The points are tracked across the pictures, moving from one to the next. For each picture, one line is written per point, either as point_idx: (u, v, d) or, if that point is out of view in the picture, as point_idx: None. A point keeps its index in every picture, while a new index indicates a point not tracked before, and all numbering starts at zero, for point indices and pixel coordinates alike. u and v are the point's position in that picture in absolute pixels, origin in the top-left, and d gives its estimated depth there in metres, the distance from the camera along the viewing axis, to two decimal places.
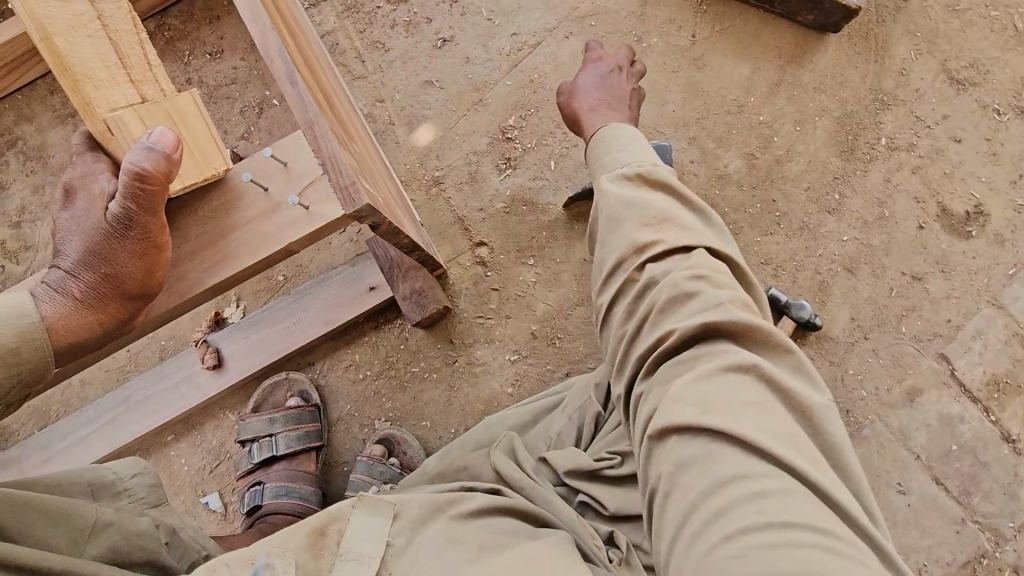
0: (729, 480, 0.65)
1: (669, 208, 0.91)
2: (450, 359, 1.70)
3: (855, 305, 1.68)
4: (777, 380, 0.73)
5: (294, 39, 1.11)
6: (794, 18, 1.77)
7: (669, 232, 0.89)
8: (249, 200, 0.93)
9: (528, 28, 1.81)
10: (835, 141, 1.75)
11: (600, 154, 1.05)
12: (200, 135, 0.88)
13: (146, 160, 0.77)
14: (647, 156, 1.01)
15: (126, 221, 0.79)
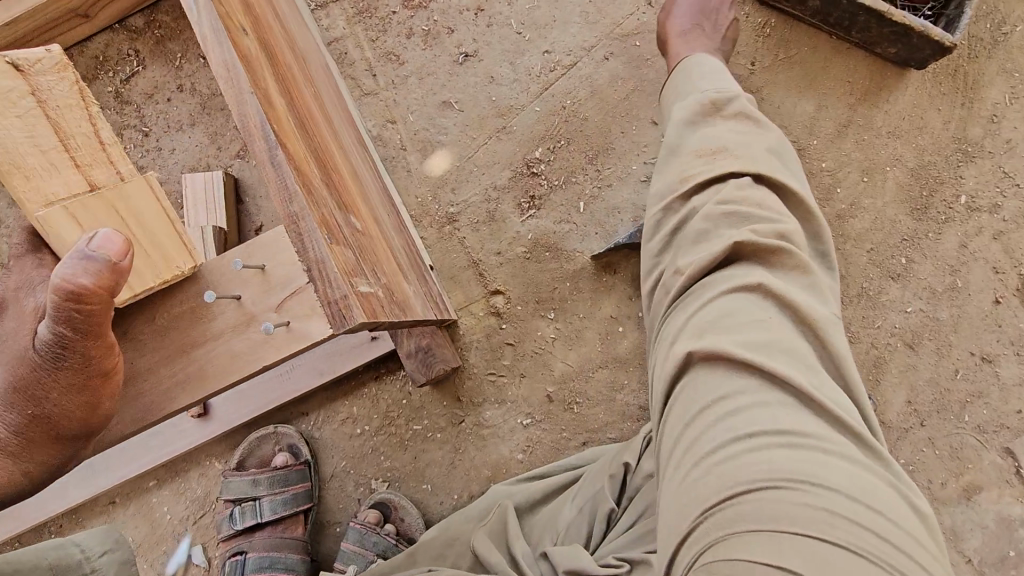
0: (722, 395, 0.78)
1: (727, 139, 1.01)
2: (456, 419, 1.55)
3: (913, 387, 1.49)
4: (783, 297, 0.84)
5: (283, 85, 0.92)
6: (872, 49, 1.52)
7: (721, 163, 0.98)
8: (219, 312, 0.78)
9: (562, 46, 1.59)
10: (907, 196, 1.53)
11: (674, 97, 1.18)
12: (159, 234, 0.72)
13: (84, 275, 0.62)
14: (723, 86, 1.11)
15: (60, 349, 0.65)
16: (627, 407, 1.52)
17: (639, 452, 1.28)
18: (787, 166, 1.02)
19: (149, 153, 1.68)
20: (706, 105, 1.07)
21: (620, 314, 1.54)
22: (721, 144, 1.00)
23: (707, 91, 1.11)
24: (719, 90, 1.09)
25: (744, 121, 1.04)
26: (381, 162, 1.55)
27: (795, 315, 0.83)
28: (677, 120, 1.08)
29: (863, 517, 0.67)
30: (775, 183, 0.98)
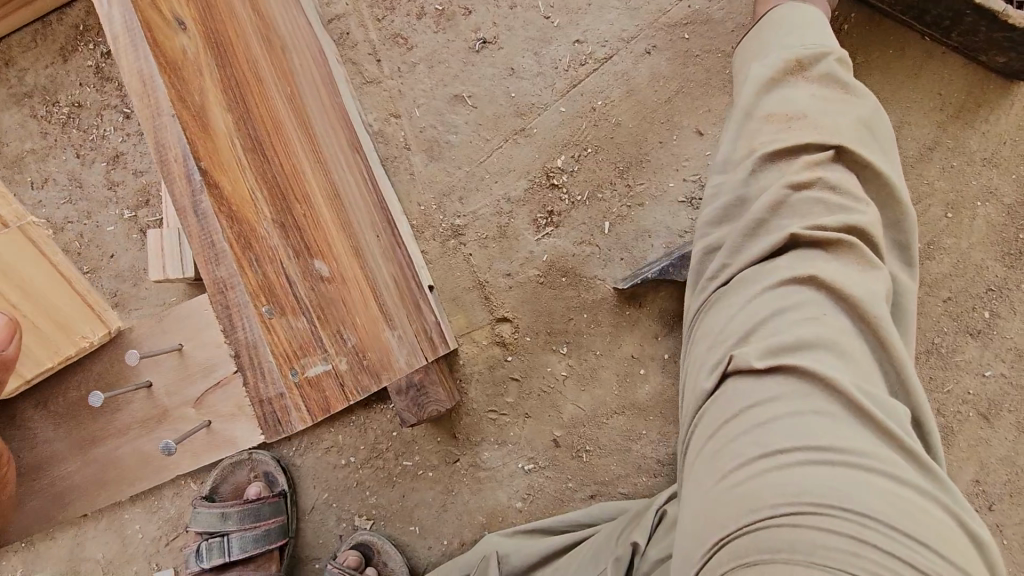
0: (755, 404, 0.70)
1: (811, 106, 0.83)
2: (450, 458, 1.39)
3: (983, 464, 1.28)
4: (839, 290, 0.73)
5: (229, 77, 0.74)
6: (976, 56, 1.25)
7: (796, 131, 0.82)
8: None
9: (597, 36, 1.36)
10: (999, 238, 1.28)
11: (757, 43, 0.95)
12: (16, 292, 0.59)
13: None
14: (820, 41, 0.89)
15: None
16: (644, 460, 1.35)
17: (650, 530, 1.06)
18: (877, 140, 0.85)
19: (128, 138, 1.50)
20: (791, 61, 0.87)
21: (643, 354, 1.34)
22: (805, 109, 0.83)
23: (803, 42, 0.89)
24: (812, 44, 0.88)
25: (834, 83, 0.86)
26: (380, 162, 1.35)
27: (855, 313, 0.73)
28: (755, 72, 0.89)
29: (910, 554, 0.57)
30: (861, 160, 0.82)
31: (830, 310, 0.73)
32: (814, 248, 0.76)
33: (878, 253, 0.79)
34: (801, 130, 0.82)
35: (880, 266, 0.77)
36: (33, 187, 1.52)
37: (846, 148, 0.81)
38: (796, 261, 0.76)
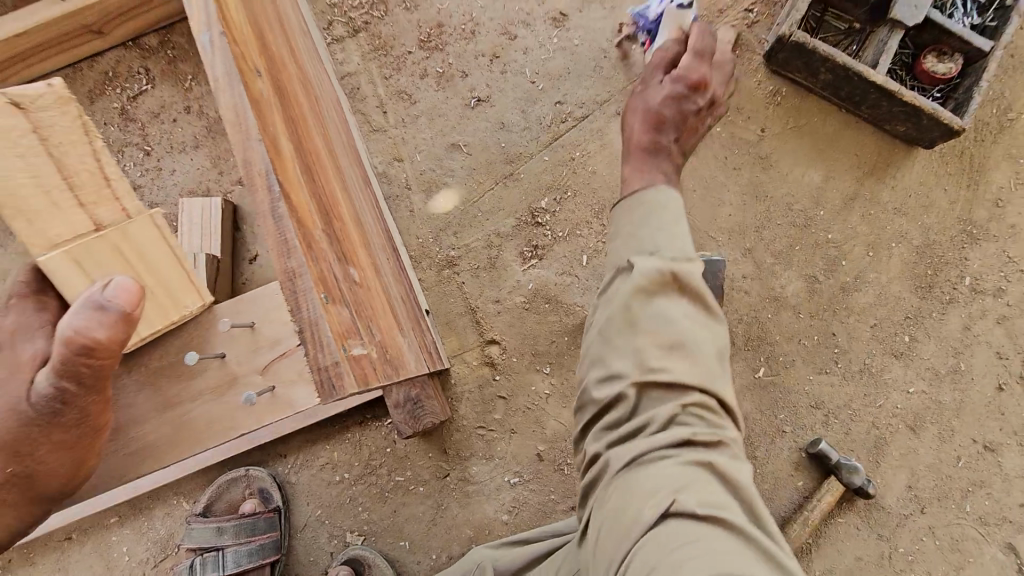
0: (675, 545, 0.62)
1: (688, 323, 0.72)
2: (441, 472, 1.48)
3: (913, 472, 1.45)
4: (727, 474, 0.68)
5: (287, 109, 0.90)
6: (883, 125, 1.53)
7: (675, 363, 0.71)
8: (201, 376, 0.79)
9: (576, 98, 1.59)
10: (912, 274, 1.51)
11: (629, 218, 0.78)
12: (163, 270, 0.70)
13: (99, 329, 0.58)
14: (689, 243, 0.76)
15: (55, 405, 0.60)
16: None
17: None
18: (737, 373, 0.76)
19: (146, 173, 1.62)
20: (664, 264, 0.72)
21: None
22: (681, 316, 0.73)
23: (676, 231, 0.76)
24: (679, 243, 0.75)
25: (706, 298, 0.74)
26: (384, 199, 1.51)
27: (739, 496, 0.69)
28: (620, 272, 0.75)
29: None
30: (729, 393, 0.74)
31: (723, 485, 0.68)
32: (700, 447, 0.69)
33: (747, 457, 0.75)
34: (674, 335, 0.71)
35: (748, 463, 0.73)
36: None
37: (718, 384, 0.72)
38: (687, 449, 0.69)
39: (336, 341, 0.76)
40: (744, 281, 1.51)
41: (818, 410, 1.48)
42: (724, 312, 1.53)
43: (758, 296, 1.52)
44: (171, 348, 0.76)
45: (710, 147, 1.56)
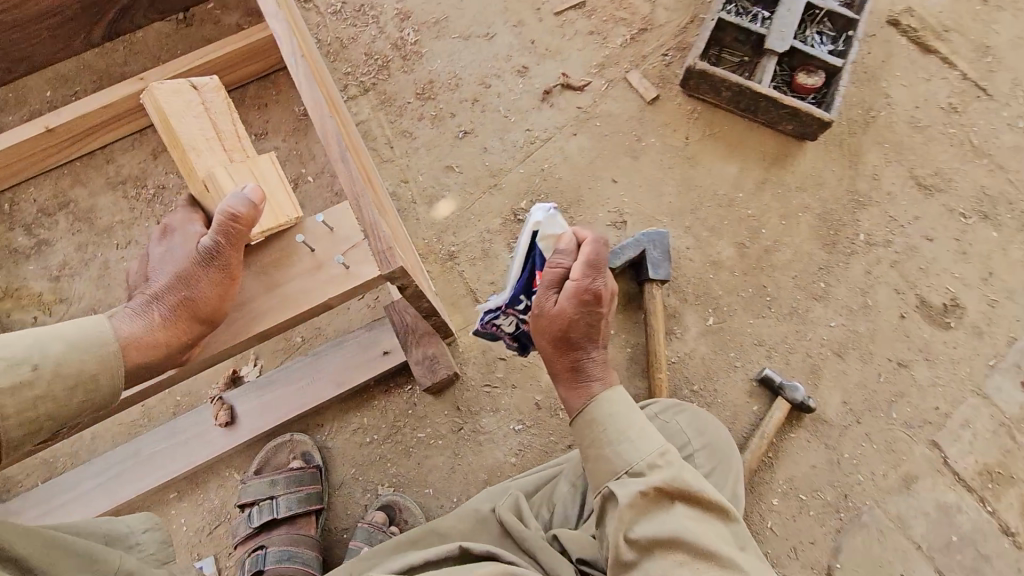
0: None
1: (683, 522, 1.02)
2: (456, 427, 1.74)
3: (845, 389, 1.75)
4: None
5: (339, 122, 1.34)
6: (776, 127, 2.00)
7: (687, 555, 0.99)
8: (297, 258, 1.04)
9: (541, 126, 2.05)
10: (818, 235, 1.91)
11: (598, 431, 1.12)
12: (274, 187, 1.03)
13: (240, 206, 0.92)
14: (649, 444, 1.09)
15: (212, 251, 0.93)
16: None
17: None
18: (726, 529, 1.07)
19: None
20: (642, 484, 1.03)
21: None
22: (667, 519, 1.02)
23: (634, 434, 1.10)
24: (646, 450, 1.08)
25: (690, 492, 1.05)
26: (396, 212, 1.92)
27: None
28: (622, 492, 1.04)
29: None
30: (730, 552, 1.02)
31: None
32: None
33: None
34: (662, 521, 1.02)
35: None
36: (118, 247, 2.01)
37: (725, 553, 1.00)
38: None
39: (386, 233, 1.04)
40: (687, 250, 1.90)
41: (761, 346, 1.81)
42: (676, 276, 1.88)
43: (700, 261, 1.89)
44: (279, 245, 1.05)
45: (648, 154, 2.02)
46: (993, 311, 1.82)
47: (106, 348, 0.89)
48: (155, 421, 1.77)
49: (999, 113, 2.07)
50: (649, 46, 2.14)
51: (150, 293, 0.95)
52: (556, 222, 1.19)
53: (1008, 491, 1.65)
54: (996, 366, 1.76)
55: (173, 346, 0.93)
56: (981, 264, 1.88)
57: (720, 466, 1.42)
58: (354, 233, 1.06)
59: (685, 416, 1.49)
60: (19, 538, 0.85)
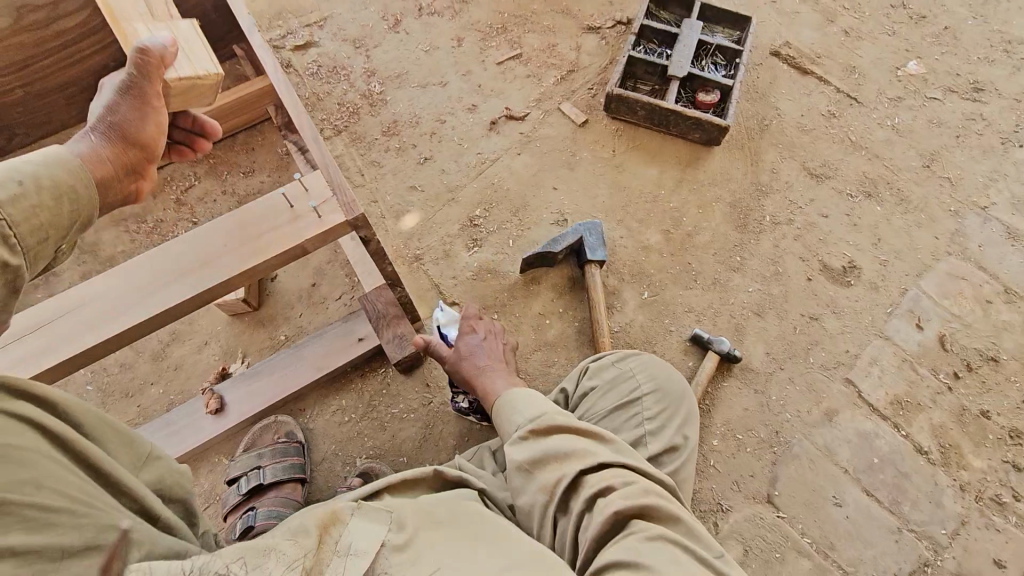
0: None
1: (552, 441, 1.25)
2: (426, 400, 1.93)
3: (767, 342, 2.00)
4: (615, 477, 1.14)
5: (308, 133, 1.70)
6: (686, 137, 2.38)
7: (557, 459, 1.21)
8: (278, 213, 1.32)
9: (490, 149, 2.42)
10: (731, 219, 2.24)
11: (501, 414, 1.44)
12: (188, 40, 1.14)
13: (150, 42, 1.02)
14: (529, 407, 1.37)
15: (130, 82, 1.02)
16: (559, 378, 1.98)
17: (576, 377, 1.55)
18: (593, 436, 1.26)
19: None
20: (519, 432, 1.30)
21: (546, 311, 2.09)
22: (539, 444, 1.26)
23: (519, 405, 1.41)
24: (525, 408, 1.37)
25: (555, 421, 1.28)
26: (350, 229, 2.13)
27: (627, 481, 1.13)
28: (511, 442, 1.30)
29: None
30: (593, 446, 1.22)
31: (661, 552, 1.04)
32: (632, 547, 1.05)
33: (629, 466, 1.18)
34: (533, 447, 1.25)
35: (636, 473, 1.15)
36: None
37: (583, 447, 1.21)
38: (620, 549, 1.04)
39: (350, 193, 1.36)
40: (620, 239, 2.20)
41: (691, 313, 2.07)
42: (613, 260, 2.17)
43: (632, 247, 2.19)
44: (264, 205, 1.34)
45: (582, 165, 2.37)
46: (885, 269, 2.12)
47: (62, 155, 0.94)
48: (149, 417, 1.94)
49: (870, 116, 2.49)
50: (577, 84, 2.57)
51: (89, 124, 1.03)
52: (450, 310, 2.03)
53: (917, 416, 1.87)
54: (893, 313, 2.04)
55: (120, 165, 1.02)
56: (870, 232, 2.20)
57: (669, 407, 1.38)
58: (323, 191, 1.34)
59: (639, 362, 1.48)
60: (78, 410, 0.97)
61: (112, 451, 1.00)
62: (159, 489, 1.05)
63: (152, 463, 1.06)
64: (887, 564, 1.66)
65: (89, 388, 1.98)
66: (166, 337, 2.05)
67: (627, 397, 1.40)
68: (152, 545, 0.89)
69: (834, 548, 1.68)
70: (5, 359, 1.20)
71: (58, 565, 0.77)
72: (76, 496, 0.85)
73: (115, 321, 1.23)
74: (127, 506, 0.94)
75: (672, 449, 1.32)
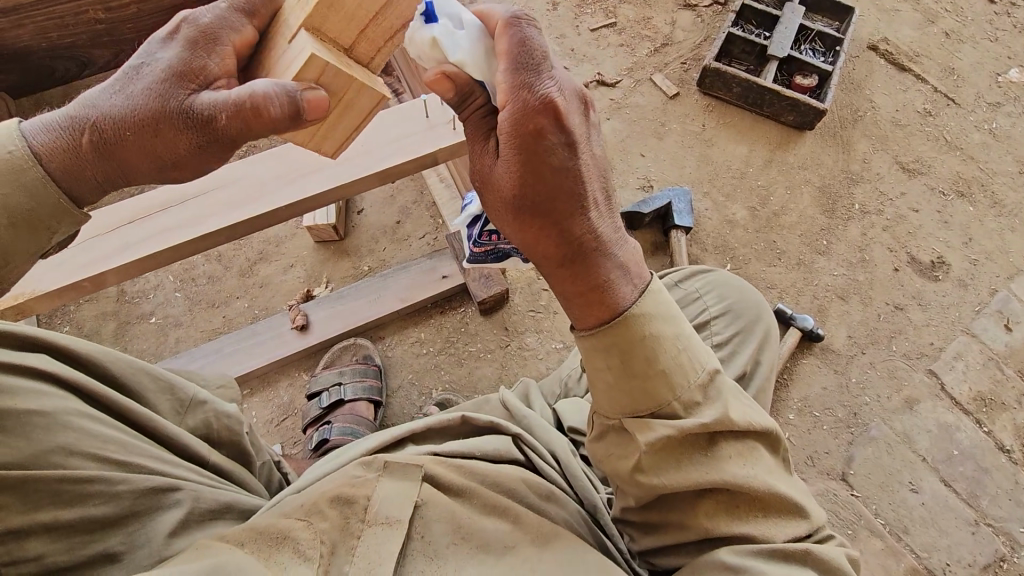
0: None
1: (715, 449, 0.87)
2: (504, 343, 1.95)
3: (849, 326, 1.98)
4: (775, 511, 0.89)
5: None
6: (780, 119, 2.36)
7: (729, 478, 0.86)
8: (412, 119, 1.36)
9: None
10: (820, 203, 2.22)
11: (614, 366, 0.86)
12: (351, 119, 0.91)
13: (274, 102, 0.75)
14: (689, 373, 0.87)
15: (212, 120, 0.77)
16: None
17: None
18: (769, 455, 0.91)
19: None
20: (673, 430, 0.85)
21: None
22: (700, 457, 0.87)
23: (670, 367, 0.86)
24: (686, 382, 0.87)
25: (732, 426, 0.87)
26: None
27: (782, 519, 0.89)
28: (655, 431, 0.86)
29: None
30: (765, 461, 0.90)
31: None
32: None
33: (799, 505, 0.90)
34: (697, 470, 0.86)
35: (797, 514, 0.90)
36: None
37: (757, 465, 0.88)
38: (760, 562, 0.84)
39: None
40: (706, 211, 2.20)
41: (773, 289, 2.06)
42: (697, 230, 2.17)
43: (717, 220, 2.19)
44: (396, 113, 1.38)
45: (672, 136, 2.37)
46: (975, 268, 2.09)
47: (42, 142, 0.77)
48: (233, 328, 1.99)
49: (967, 118, 2.44)
50: (670, 56, 2.56)
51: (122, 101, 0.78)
52: (459, 38, 0.79)
53: (1001, 415, 1.83)
54: (981, 312, 2.01)
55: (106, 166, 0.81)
56: (962, 231, 2.17)
57: (741, 325, 1.34)
58: None
59: (705, 281, 1.45)
60: (107, 359, 1.01)
61: (152, 402, 1.05)
62: (206, 433, 1.10)
63: (195, 407, 1.10)
64: (962, 554, 1.64)
65: (178, 296, 2.04)
66: (254, 255, 2.10)
67: (694, 322, 1.37)
68: (195, 498, 0.96)
69: (907, 533, 1.66)
70: (139, 233, 1.26)
71: (97, 534, 0.84)
72: (111, 460, 0.89)
73: (257, 204, 1.27)
74: (168, 455, 0.99)
75: (743, 376, 1.27)
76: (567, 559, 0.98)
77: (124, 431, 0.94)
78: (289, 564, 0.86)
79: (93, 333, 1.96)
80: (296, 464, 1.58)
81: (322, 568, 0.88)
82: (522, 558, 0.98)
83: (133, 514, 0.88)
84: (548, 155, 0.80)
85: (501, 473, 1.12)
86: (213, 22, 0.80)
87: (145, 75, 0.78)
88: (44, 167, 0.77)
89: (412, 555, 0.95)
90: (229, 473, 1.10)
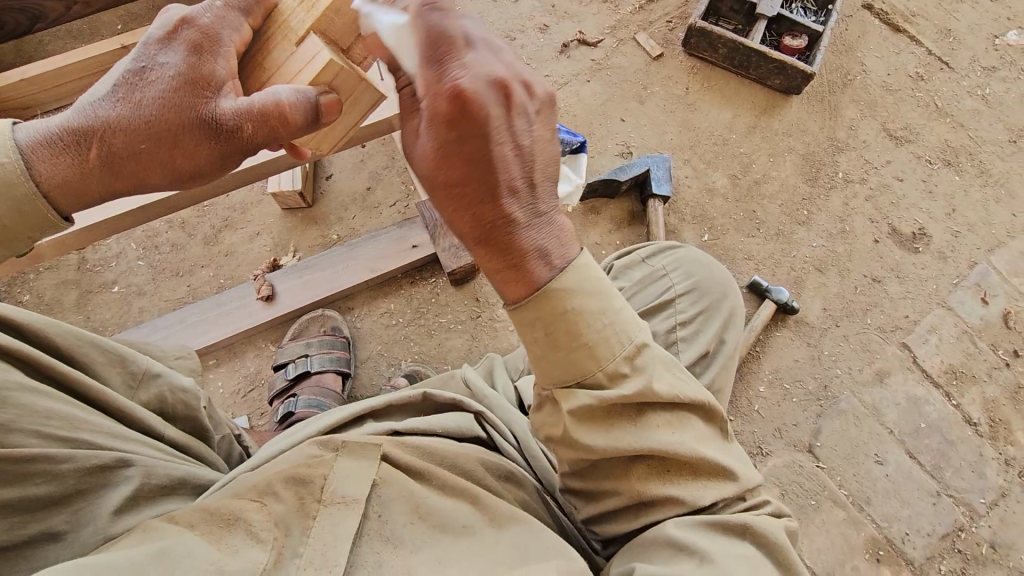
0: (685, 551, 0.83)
1: (645, 417, 0.85)
2: (474, 314, 1.92)
3: (826, 298, 1.95)
4: (706, 477, 0.89)
5: None
6: (766, 83, 2.28)
7: (657, 444, 0.85)
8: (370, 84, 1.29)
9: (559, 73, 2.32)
10: (802, 171, 2.16)
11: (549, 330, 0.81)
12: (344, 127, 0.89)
13: (297, 109, 0.75)
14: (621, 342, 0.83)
15: (232, 129, 0.76)
16: None
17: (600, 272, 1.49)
18: (703, 425, 0.90)
19: None
20: (596, 400, 0.82)
21: (601, 242, 2.07)
22: (628, 426, 0.85)
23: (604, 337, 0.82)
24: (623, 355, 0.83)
25: (660, 395, 0.84)
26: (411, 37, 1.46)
27: (716, 487, 0.89)
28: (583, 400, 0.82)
29: None
30: (698, 431, 0.89)
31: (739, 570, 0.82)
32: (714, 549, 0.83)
33: (732, 472, 0.90)
34: (627, 436, 0.84)
35: (730, 478, 0.90)
36: None
37: (687, 432, 0.87)
38: (700, 534, 0.85)
39: None
40: (685, 179, 2.14)
41: (750, 261, 2.03)
42: (675, 199, 2.12)
43: (697, 188, 2.13)
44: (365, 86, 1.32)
45: (654, 100, 2.28)
46: (956, 240, 2.06)
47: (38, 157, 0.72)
48: (199, 298, 1.94)
49: (960, 83, 2.35)
50: (655, 15, 2.44)
51: (126, 113, 0.76)
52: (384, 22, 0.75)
53: (971, 387, 1.84)
54: (958, 285, 1.98)
55: (108, 181, 0.77)
56: (945, 201, 2.12)
57: (707, 303, 1.31)
58: None
59: (673, 257, 1.41)
60: (51, 329, 0.97)
61: (102, 377, 1.01)
62: (160, 408, 1.08)
63: (148, 382, 1.07)
64: (922, 524, 1.66)
65: (141, 264, 1.98)
66: (219, 223, 2.04)
67: (659, 300, 1.33)
68: (147, 474, 0.92)
69: (869, 503, 1.68)
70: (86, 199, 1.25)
71: (38, 514, 0.81)
72: (55, 436, 0.86)
73: None
74: (121, 430, 0.96)
75: (705, 355, 1.25)
76: (522, 541, 0.96)
77: (70, 406, 0.91)
78: (242, 547, 0.82)
79: (55, 302, 1.92)
80: (260, 436, 1.57)
81: (273, 556, 0.82)
82: (478, 541, 0.94)
83: (79, 492, 0.85)
84: (465, 143, 0.74)
85: (454, 447, 1.10)
86: (213, 22, 0.78)
87: (149, 85, 0.76)
88: (36, 183, 0.71)
89: (369, 535, 0.89)
90: (186, 447, 1.07)
